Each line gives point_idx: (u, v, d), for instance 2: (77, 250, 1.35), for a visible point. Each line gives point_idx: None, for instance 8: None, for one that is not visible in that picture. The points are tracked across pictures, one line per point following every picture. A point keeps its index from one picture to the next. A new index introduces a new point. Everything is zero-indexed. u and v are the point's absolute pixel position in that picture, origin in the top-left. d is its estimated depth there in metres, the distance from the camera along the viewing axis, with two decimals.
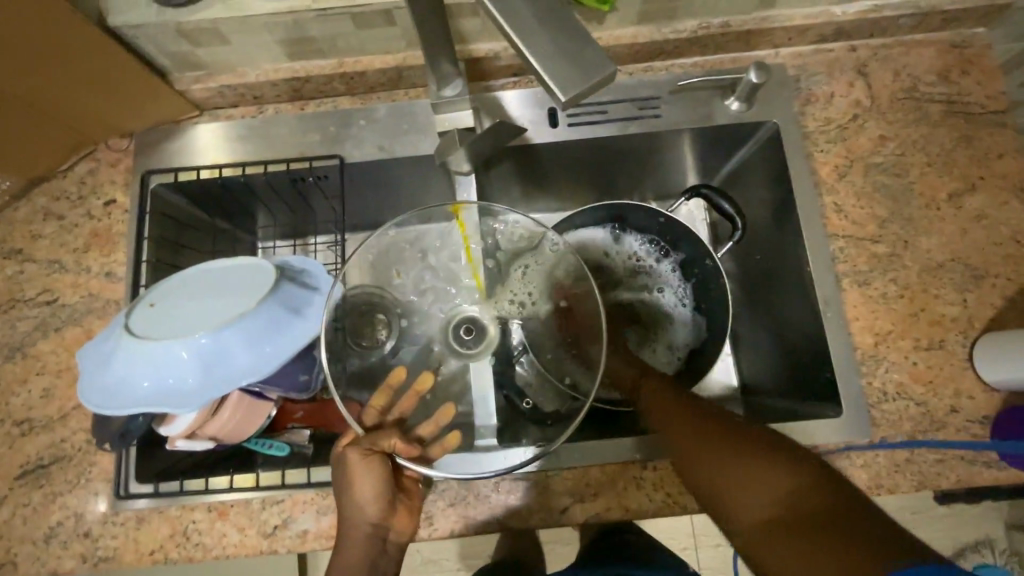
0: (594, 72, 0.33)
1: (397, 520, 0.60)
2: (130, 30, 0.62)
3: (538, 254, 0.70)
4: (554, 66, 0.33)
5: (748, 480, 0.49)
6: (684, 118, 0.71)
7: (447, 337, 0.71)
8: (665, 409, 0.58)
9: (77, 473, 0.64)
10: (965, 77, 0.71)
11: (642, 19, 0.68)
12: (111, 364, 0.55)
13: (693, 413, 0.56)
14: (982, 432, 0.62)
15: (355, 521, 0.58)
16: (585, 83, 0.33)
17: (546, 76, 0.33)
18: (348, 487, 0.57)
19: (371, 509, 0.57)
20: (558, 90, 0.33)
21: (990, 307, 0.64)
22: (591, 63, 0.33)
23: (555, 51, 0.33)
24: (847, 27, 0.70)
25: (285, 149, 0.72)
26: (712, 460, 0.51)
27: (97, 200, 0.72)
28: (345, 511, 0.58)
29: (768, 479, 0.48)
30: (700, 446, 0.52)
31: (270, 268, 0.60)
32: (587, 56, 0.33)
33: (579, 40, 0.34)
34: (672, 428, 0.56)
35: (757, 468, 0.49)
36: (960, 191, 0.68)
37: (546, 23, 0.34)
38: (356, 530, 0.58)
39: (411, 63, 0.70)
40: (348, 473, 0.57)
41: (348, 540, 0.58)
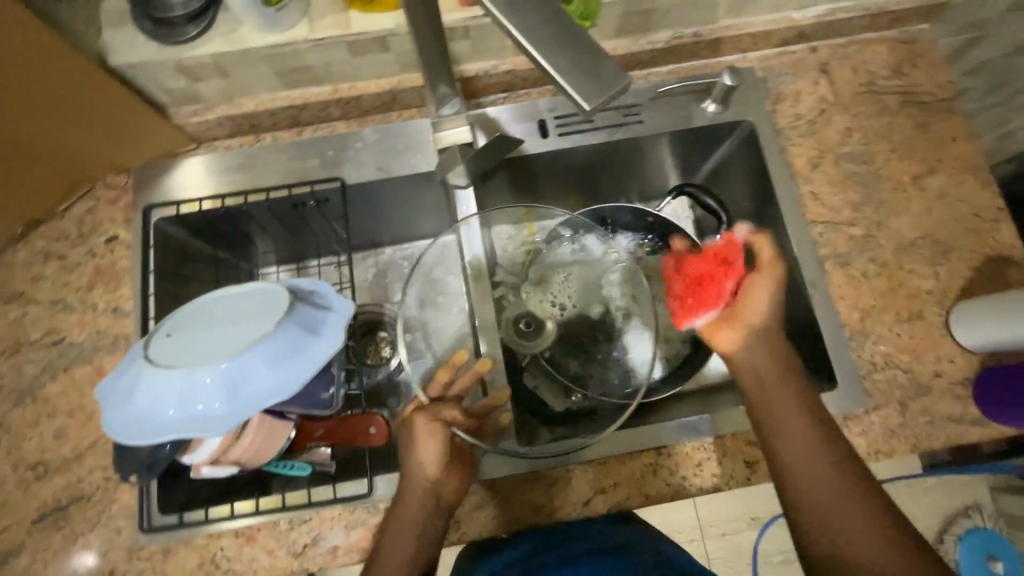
0: (611, 80, 0.35)
1: (453, 483, 0.60)
2: (130, 68, 0.63)
3: (586, 265, 0.78)
4: (577, 76, 0.35)
5: (853, 512, 0.50)
6: (666, 122, 0.75)
7: (507, 333, 0.75)
8: (785, 400, 0.56)
9: (98, 511, 0.64)
10: (917, 70, 0.77)
11: (621, 33, 0.73)
12: (134, 398, 0.55)
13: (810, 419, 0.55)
14: (965, 392, 0.66)
15: (415, 482, 0.59)
16: (605, 91, 0.35)
17: (568, 86, 0.35)
18: (414, 446, 0.59)
19: (433, 469, 0.59)
20: (582, 99, 0.35)
21: (961, 277, 0.70)
22: (608, 73, 0.35)
23: (576, 64, 0.35)
24: (807, 30, 0.75)
25: (285, 175, 0.74)
26: (821, 474, 0.52)
27: (99, 237, 0.72)
28: (406, 473, 0.59)
29: (869, 516, 0.50)
30: (816, 458, 0.53)
31: (283, 290, 0.61)
32: (602, 65, 0.35)
33: (593, 51, 0.36)
34: (786, 423, 0.55)
35: (859, 501, 0.50)
36: (922, 172, 0.74)
37: (559, 37, 0.36)
38: (416, 491, 0.58)
39: (405, 85, 0.73)
40: (414, 434, 0.59)
41: (409, 495, 0.59)
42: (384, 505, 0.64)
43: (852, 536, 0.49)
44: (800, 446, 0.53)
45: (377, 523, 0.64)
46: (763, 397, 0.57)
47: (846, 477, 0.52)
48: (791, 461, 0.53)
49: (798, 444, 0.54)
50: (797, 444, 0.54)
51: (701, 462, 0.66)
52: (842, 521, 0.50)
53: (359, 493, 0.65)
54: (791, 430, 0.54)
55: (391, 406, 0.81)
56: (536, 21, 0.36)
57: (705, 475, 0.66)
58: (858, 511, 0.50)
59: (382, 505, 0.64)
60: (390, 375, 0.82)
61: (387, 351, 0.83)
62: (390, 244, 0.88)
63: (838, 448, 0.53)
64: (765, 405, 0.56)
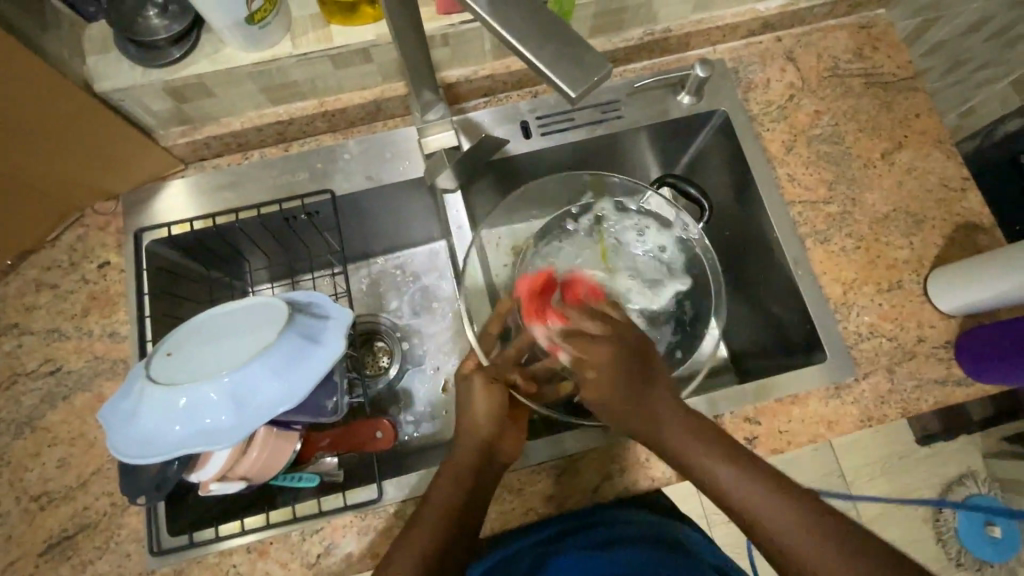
0: (595, 72, 0.37)
1: (506, 445, 0.64)
2: (116, 93, 0.64)
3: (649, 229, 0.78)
4: (564, 70, 0.37)
5: (833, 563, 0.49)
6: (644, 116, 0.77)
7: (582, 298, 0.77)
8: (721, 466, 0.55)
9: (106, 538, 0.63)
10: (877, 52, 0.81)
11: (594, 33, 0.75)
12: (140, 418, 0.55)
13: (751, 475, 0.55)
14: (947, 355, 0.69)
15: (470, 436, 0.64)
16: (588, 78, 0.36)
17: (554, 76, 0.37)
18: (470, 404, 0.66)
19: (484, 425, 0.64)
20: (568, 87, 0.36)
21: (934, 247, 0.73)
22: (590, 62, 0.37)
23: (560, 59, 0.37)
24: (771, 20, 0.79)
25: (274, 190, 0.75)
26: (770, 519, 0.52)
27: (91, 263, 0.72)
28: (460, 436, 0.64)
29: (852, 565, 0.48)
30: (771, 511, 0.52)
31: (281, 302, 0.62)
32: (586, 55, 0.37)
33: (574, 43, 0.38)
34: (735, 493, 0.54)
35: (835, 549, 0.49)
36: (890, 149, 0.77)
37: (541, 31, 0.38)
38: (467, 448, 0.63)
39: (388, 95, 0.74)
40: (473, 390, 0.67)
41: (461, 447, 0.63)
42: (394, 509, 0.65)
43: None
44: (751, 503, 0.53)
45: (388, 526, 0.64)
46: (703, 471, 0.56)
47: (813, 528, 0.51)
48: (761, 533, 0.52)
49: (756, 511, 0.53)
50: (755, 512, 0.53)
51: None
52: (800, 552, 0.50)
53: (369, 499, 0.64)
54: (743, 494, 0.54)
55: (393, 414, 0.84)
56: (518, 15, 0.38)
57: None
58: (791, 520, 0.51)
59: (392, 508, 0.65)
60: (391, 385, 0.85)
61: (385, 361, 0.86)
62: (382, 253, 0.90)
63: (793, 499, 0.53)
64: (703, 480, 0.56)
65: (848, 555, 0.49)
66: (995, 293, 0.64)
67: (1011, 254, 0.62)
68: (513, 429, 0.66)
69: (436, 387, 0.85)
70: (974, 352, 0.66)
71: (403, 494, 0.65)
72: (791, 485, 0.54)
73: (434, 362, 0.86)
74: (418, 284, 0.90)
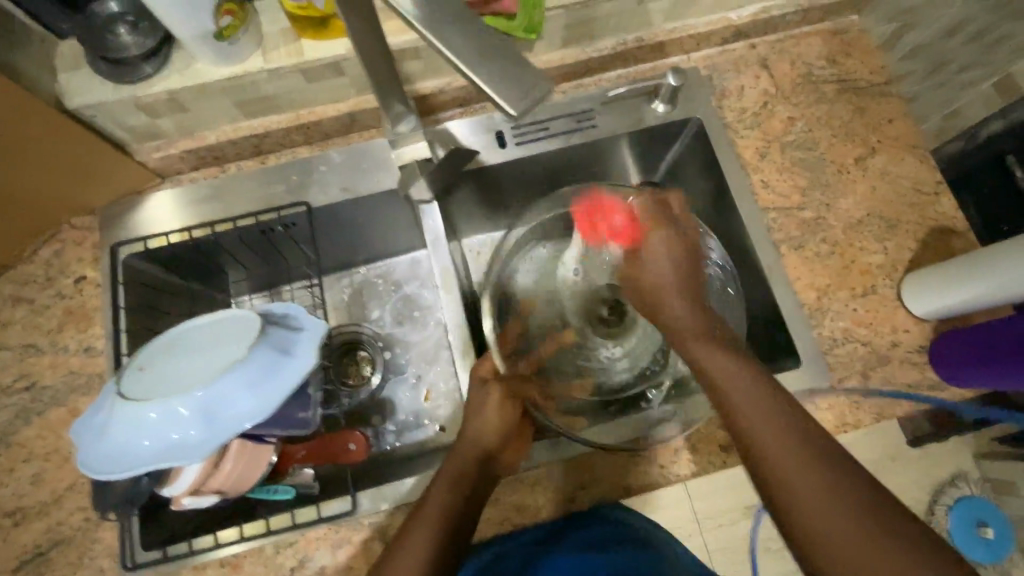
0: (535, 90, 0.37)
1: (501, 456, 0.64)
2: (89, 110, 0.64)
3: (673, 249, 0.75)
4: (506, 87, 0.37)
5: (844, 516, 0.43)
6: (619, 125, 0.78)
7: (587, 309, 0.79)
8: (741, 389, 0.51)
9: (80, 554, 0.64)
10: (850, 58, 0.81)
11: (567, 43, 0.76)
12: (108, 434, 0.55)
13: (772, 405, 0.50)
14: (921, 359, 0.70)
15: (470, 444, 0.63)
16: (529, 97, 0.37)
17: (496, 95, 0.37)
18: (483, 410, 0.66)
19: (490, 436, 0.64)
20: (509, 106, 0.37)
21: (908, 251, 0.73)
22: (532, 82, 0.38)
23: (503, 76, 0.38)
24: (743, 28, 0.79)
25: (250, 203, 0.75)
26: (788, 452, 0.47)
27: (67, 278, 0.72)
28: (462, 440, 0.64)
29: (852, 513, 0.43)
30: (790, 445, 0.47)
31: (253, 314, 0.62)
32: (528, 76, 0.38)
33: (518, 64, 0.38)
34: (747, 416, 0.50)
35: (843, 496, 0.44)
36: (864, 154, 0.77)
37: (484, 51, 0.38)
38: (467, 457, 0.62)
39: (362, 107, 0.74)
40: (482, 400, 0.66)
41: (460, 454, 0.62)
42: (369, 521, 0.65)
43: (837, 542, 0.43)
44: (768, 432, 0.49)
45: (364, 538, 0.64)
46: (720, 387, 0.53)
47: (824, 470, 0.46)
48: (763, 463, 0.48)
49: (764, 439, 0.48)
50: (762, 442, 0.48)
51: (678, 450, 0.68)
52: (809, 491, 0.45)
53: (342, 512, 0.64)
54: (755, 418, 0.49)
55: (375, 424, 0.84)
56: (462, 34, 0.39)
57: (683, 462, 0.68)
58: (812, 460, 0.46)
59: (367, 520, 0.65)
60: (373, 394, 0.85)
61: (368, 370, 0.85)
62: (364, 263, 0.90)
63: (813, 439, 0.48)
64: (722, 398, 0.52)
65: (851, 507, 0.44)
66: (966, 300, 0.64)
67: (977, 260, 0.63)
68: (516, 446, 0.66)
69: (419, 396, 0.85)
70: (955, 358, 0.66)
71: (377, 506, 0.65)
72: (808, 429, 0.48)
73: (416, 371, 0.86)
74: (400, 294, 0.90)
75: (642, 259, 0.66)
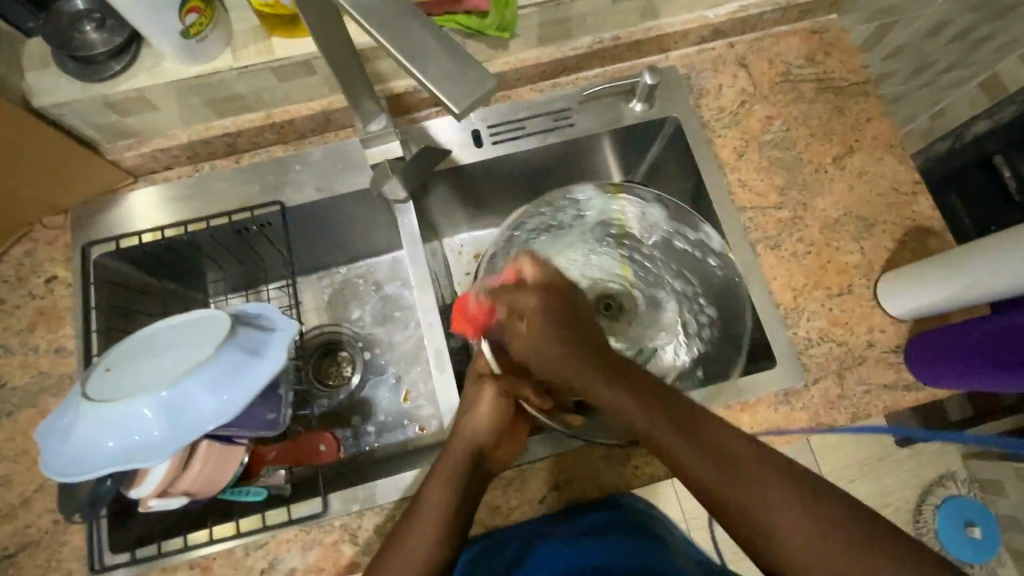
0: (482, 87, 0.40)
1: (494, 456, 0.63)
2: (57, 109, 0.64)
3: (656, 243, 0.78)
4: (453, 87, 0.40)
5: (812, 542, 0.42)
6: (596, 124, 0.77)
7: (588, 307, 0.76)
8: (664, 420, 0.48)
9: (48, 556, 0.63)
10: (829, 57, 0.81)
11: (543, 42, 0.75)
12: (72, 435, 0.55)
13: (697, 423, 0.49)
14: (896, 359, 0.70)
15: (463, 445, 0.61)
16: (474, 95, 0.39)
17: (443, 94, 0.40)
18: (476, 407, 0.63)
19: (485, 432, 0.62)
20: (454, 103, 0.39)
21: (885, 251, 0.73)
22: (477, 79, 0.40)
23: (451, 78, 0.40)
24: (721, 27, 0.79)
25: (223, 202, 0.74)
26: (750, 493, 0.45)
27: (38, 278, 0.72)
28: (458, 437, 0.62)
29: (810, 518, 0.43)
30: (744, 480, 0.45)
31: (222, 314, 0.61)
32: (473, 74, 0.40)
33: (465, 62, 0.41)
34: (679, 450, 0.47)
35: (792, 501, 0.44)
36: (841, 153, 0.77)
37: (434, 51, 0.41)
38: (459, 456, 0.60)
39: (336, 105, 0.74)
40: (478, 400, 0.63)
41: (451, 455, 0.61)
42: (340, 522, 0.64)
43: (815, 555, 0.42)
44: (721, 473, 0.46)
45: (334, 540, 0.64)
46: (640, 429, 0.49)
47: (768, 483, 0.45)
48: (717, 497, 0.45)
49: (702, 469, 0.46)
50: (701, 474, 0.46)
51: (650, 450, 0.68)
52: (775, 524, 0.44)
53: (313, 513, 0.64)
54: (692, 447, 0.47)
55: (355, 424, 0.83)
56: (413, 37, 0.41)
57: (656, 464, 0.68)
58: (771, 493, 0.44)
59: (338, 522, 0.64)
60: (352, 394, 0.84)
61: (348, 370, 0.86)
62: (344, 263, 0.89)
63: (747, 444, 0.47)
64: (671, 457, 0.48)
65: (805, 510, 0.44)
66: (952, 295, 0.63)
67: (971, 252, 0.60)
68: (510, 442, 0.65)
69: (398, 396, 0.84)
70: (936, 354, 0.65)
71: (347, 508, 0.64)
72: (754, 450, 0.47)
73: (396, 371, 0.86)
74: (380, 293, 0.89)
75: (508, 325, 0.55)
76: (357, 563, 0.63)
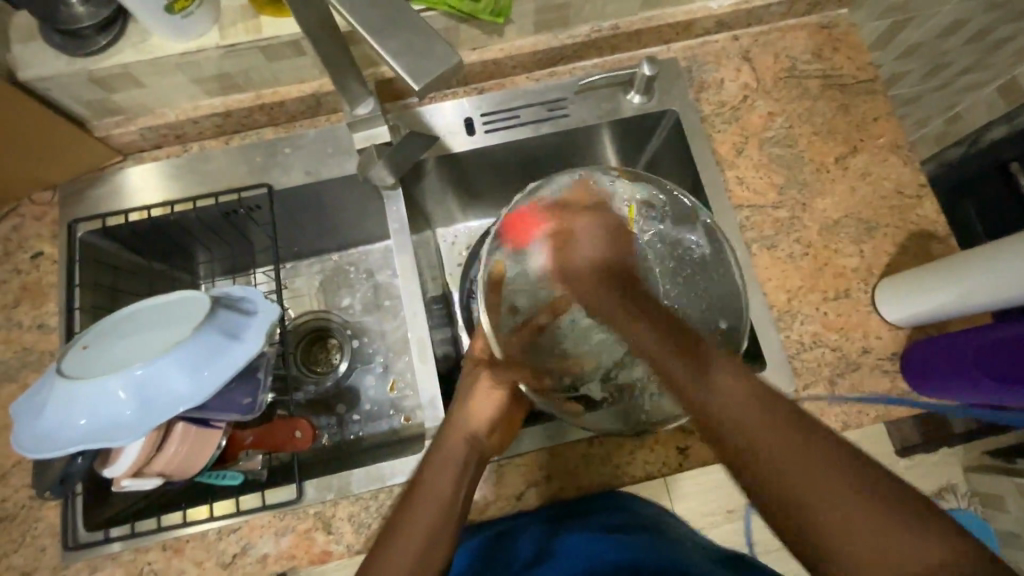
0: (440, 64, 0.41)
1: (493, 440, 0.63)
2: (41, 82, 0.63)
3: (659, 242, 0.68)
4: (413, 63, 0.41)
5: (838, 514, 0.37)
6: (592, 115, 0.76)
7: None
8: (727, 401, 0.44)
9: (23, 531, 0.63)
10: (836, 53, 0.78)
11: (540, 29, 0.74)
12: (44, 412, 0.55)
13: (731, 391, 0.44)
14: (892, 367, 0.68)
15: (457, 428, 0.61)
16: (432, 70, 0.41)
17: (402, 69, 0.41)
18: (468, 398, 0.63)
19: (479, 422, 0.62)
20: (411, 79, 0.41)
21: (886, 254, 0.71)
22: (439, 54, 0.41)
23: (412, 55, 0.41)
24: (724, 19, 0.76)
25: (210, 183, 0.73)
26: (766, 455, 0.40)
27: (24, 253, 0.72)
28: (451, 420, 0.62)
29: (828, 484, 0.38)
30: (754, 435, 0.42)
31: (203, 296, 0.61)
32: (434, 50, 0.41)
33: (422, 36, 0.42)
34: (761, 451, 0.41)
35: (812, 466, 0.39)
36: (845, 153, 0.75)
37: (394, 24, 0.42)
38: (454, 435, 0.60)
39: (327, 88, 0.73)
40: (477, 390, 0.64)
41: (446, 440, 0.60)
42: (313, 510, 0.64)
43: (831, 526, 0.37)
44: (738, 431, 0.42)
45: (307, 528, 0.63)
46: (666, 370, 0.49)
47: (787, 443, 0.40)
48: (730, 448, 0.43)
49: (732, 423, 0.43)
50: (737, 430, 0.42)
51: (632, 450, 0.67)
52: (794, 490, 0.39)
53: (289, 500, 0.63)
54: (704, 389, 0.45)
55: (340, 412, 0.82)
56: (371, 11, 0.42)
57: (636, 463, 0.66)
58: (791, 456, 0.40)
59: (312, 510, 0.64)
60: (339, 382, 0.84)
61: (336, 357, 0.85)
62: (336, 250, 0.88)
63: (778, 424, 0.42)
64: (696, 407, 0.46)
65: (847, 489, 0.38)
66: (940, 306, 0.62)
67: (962, 263, 0.59)
68: (505, 431, 0.64)
69: (385, 385, 0.83)
70: (927, 368, 0.63)
71: (323, 496, 0.64)
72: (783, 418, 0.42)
73: (384, 360, 0.85)
74: (372, 282, 0.88)
75: (570, 245, 0.66)
76: (329, 552, 0.63)
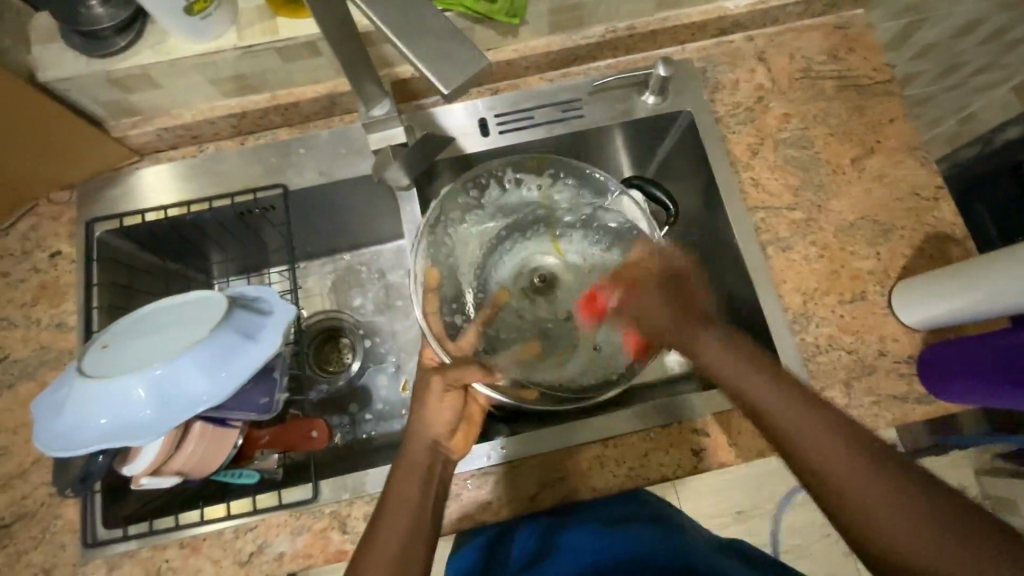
0: (468, 68, 0.41)
1: (455, 441, 0.60)
2: (60, 83, 0.64)
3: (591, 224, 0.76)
4: (440, 68, 0.41)
5: (853, 471, 0.47)
6: (605, 116, 0.75)
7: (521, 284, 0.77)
8: (763, 388, 0.54)
9: (41, 528, 0.64)
10: (852, 54, 0.78)
11: (554, 30, 0.74)
12: (64, 411, 0.55)
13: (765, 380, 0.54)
14: (909, 369, 0.67)
15: (418, 434, 0.58)
16: (462, 74, 0.41)
17: (431, 73, 0.41)
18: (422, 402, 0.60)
19: (441, 425, 0.59)
20: (440, 83, 0.41)
21: (902, 257, 0.70)
22: (466, 58, 0.41)
23: (439, 57, 0.41)
24: (739, 19, 0.76)
25: (225, 184, 0.74)
26: (799, 431, 0.50)
27: (42, 253, 0.73)
28: (412, 425, 0.59)
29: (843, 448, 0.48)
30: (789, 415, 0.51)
31: (219, 296, 0.61)
32: (461, 53, 0.41)
33: (449, 38, 0.42)
34: (790, 425, 0.51)
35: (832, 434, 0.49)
36: (860, 155, 0.74)
37: (419, 26, 0.42)
38: (419, 441, 0.58)
39: (342, 89, 0.73)
40: (432, 396, 0.60)
41: (409, 446, 0.58)
42: (329, 509, 0.64)
43: (845, 481, 0.46)
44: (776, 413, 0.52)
45: (322, 527, 0.64)
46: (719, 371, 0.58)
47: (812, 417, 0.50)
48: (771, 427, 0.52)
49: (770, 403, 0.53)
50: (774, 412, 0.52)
51: (646, 453, 0.67)
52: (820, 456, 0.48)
53: (305, 499, 0.64)
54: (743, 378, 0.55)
55: (352, 411, 0.83)
56: (396, 13, 0.42)
57: (651, 465, 0.66)
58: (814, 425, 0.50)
59: (327, 509, 0.64)
60: (351, 382, 0.84)
61: (348, 357, 0.86)
62: (349, 250, 0.88)
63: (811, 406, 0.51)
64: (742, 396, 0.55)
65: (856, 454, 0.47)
66: (958, 310, 0.61)
67: (981, 267, 0.58)
68: (467, 429, 0.62)
69: (397, 385, 0.84)
70: (943, 372, 0.63)
71: (338, 496, 0.64)
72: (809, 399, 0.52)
73: (396, 360, 0.85)
74: (384, 282, 0.88)
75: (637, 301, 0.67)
76: (344, 551, 0.63)
